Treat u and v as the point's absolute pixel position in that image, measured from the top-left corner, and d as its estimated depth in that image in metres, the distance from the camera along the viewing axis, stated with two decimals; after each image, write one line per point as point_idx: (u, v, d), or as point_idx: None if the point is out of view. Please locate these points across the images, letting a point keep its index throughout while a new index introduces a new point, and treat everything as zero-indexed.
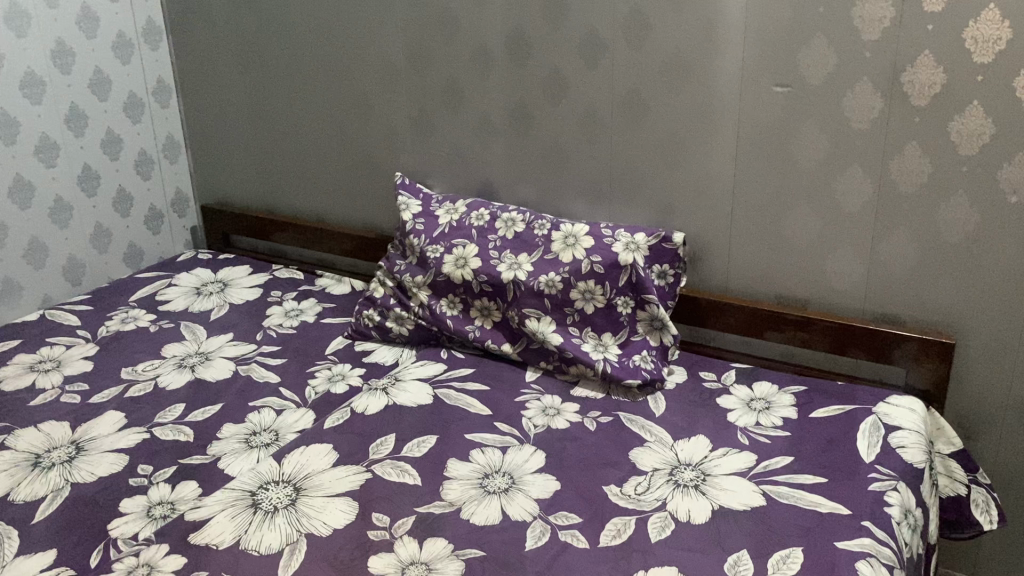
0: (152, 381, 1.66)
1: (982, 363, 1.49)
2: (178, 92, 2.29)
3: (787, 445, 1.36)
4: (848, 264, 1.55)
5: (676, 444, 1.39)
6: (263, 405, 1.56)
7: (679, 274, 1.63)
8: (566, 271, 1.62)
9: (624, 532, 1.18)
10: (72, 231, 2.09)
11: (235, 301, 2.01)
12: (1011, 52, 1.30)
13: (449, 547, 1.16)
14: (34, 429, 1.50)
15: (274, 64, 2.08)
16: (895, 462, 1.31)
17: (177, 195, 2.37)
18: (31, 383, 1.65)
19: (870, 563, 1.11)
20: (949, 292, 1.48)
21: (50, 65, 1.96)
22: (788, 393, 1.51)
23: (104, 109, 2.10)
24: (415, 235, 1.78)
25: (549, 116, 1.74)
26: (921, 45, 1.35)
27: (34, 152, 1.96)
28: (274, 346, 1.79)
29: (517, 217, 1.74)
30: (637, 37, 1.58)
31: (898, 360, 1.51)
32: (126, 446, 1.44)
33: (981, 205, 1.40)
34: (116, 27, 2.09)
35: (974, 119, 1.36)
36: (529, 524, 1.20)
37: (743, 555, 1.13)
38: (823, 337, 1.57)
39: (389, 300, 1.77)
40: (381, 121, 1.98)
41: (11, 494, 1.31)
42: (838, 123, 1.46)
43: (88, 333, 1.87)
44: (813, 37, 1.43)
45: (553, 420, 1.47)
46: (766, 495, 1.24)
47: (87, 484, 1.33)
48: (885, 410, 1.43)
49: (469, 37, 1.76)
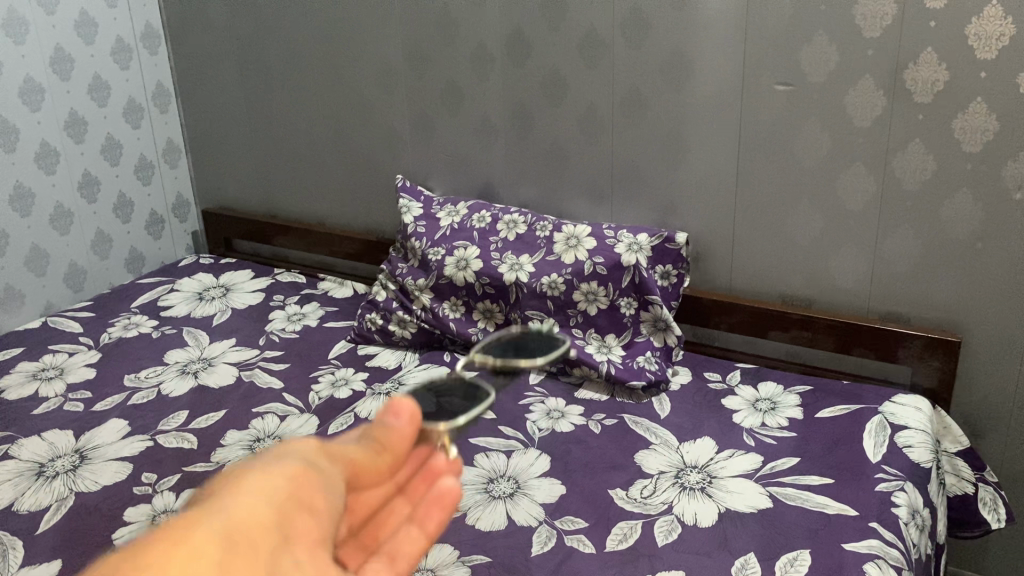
0: (155, 388, 1.65)
1: (987, 360, 1.48)
2: (177, 96, 2.29)
3: (793, 446, 1.36)
4: (852, 263, 1.54)
5: (681, 446, 1.38)
6: (266, 411, 1.56)
7: (682, 274, 1.64)
8: (568, 273, 1.61)
9: (630, 535, 1.18)
10: (73, 237, 2.09)
11: (237, 305, 2.01)
12: (1014, 47, 1.29)
13: (455, 553, 1.16)
14: (37, 438, 1.50)
15: (273, 66, 2.07)
16: (902, 461, 1.31)
17: (177, 199, 2.36)
18: (34, 392, 1.65)
19: (878, 565, 1.10)
20: (954, 289, 1.47)
21: (50, 71, 1.95)
22: (793, 393, 1.51)
23: (103, 115, 2.10)
24: (416, 237, 1.77)
25: (549, 116, 1.73)
26: (922, 42, 1.35)
27: (34, 159, 1.96)
28: (277, 351, 1.79)
29: (518, 219, 1.73)
30: (636, 36, 1.58)
31: (903, 359, 1.50)
32: (129, 454, 1.44)
33: (985, 201, 1.39)
34: (114, 32, 2.09)
35: (976, 115, 1.35)
36: (535, 529, 1.20)
37: (750, 558, 1.12)
38: (826, 336, 1.56)
39: (391, 303, 1.77)
40: (380, 123, 1.97)
41: (16, 504, 1.31)
42: (840, 120, 1.45)
43: (90, 340, 1.87)
44: (814, 35, 1.42)
45: (558, 422, 1.47)
46: (772, 497, 1.24)
47: (92, 494, 1.33)
48: (891, 409, 1.42)
49: (468, 38, 1.76)
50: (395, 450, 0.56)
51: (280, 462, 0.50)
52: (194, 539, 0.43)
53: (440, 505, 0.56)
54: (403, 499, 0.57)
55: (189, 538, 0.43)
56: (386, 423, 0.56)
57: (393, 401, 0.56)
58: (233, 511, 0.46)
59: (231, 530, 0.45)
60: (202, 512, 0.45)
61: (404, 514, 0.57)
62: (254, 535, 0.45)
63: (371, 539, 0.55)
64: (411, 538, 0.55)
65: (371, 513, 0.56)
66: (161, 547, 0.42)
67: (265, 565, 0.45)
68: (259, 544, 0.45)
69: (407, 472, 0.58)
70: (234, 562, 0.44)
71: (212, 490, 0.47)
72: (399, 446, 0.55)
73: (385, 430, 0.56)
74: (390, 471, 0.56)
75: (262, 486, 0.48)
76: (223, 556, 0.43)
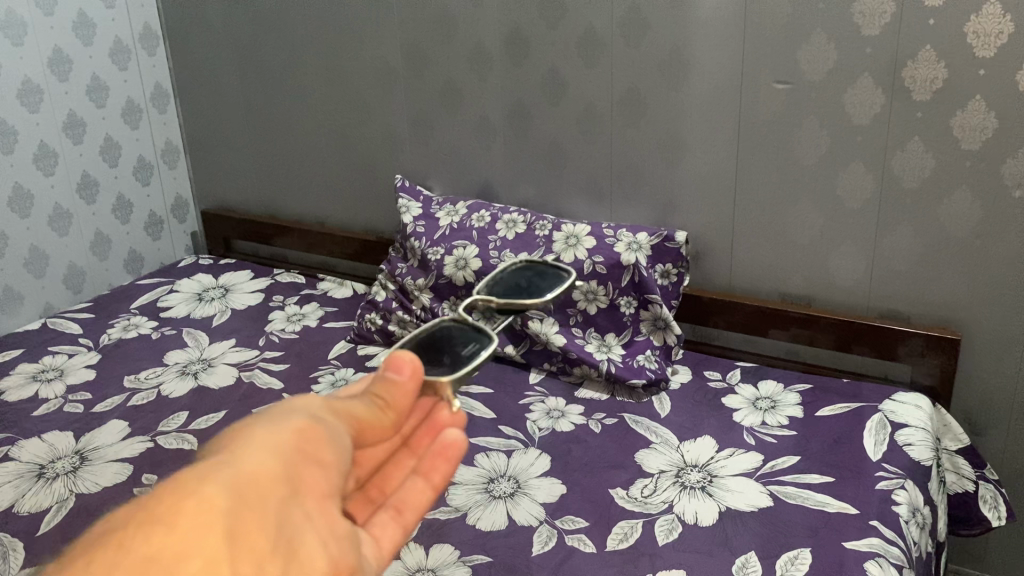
0: (155, 389, 1.65)
1: (987, 358, 1.49)
2: (176, 97, 2.29)
3: (794, 444, 1.36)
4: (851, 261, 1.54)
5: (682, 446, 1.38)
6: (266, 411, 1.56)
7: (681, 273, 1.64)
8: (567, 272, 1.61)
9: (631, 535, 1.18)
10: (72, 238, 2.09)
11: (237, 306, 2.01)
12: (1013, 45, 1.29)
13: (456, 553, 1.16)
14: (37, 439, 1.50)
15: (271, 67, 2.07)
16: (903, 459, 1.31)
17: (177, 200, 2.36)
18: (34, 393, 1.65)
19: (879, 564, 1.10)
20: (954, 287, 1.47)
21: (48, 72, 1.95)
22: (793, 392, 1.51)
23: (102, 116, 2.10)
24: (416, 237, 1.77)
25: (548, 116, 1.73)
26: (921, 40, 1.34)
27: (32, 160, 1.95)
28: (277, 352, 1.79)
29: (518, 218, 1.73)
30: (635, 35, 1.57)
31: (903, 357, 1.50)
32: (130, 455, 1.44)
33: (984, 198, 1.39)
34: (112, 33, 2.09)
35: (975, 113, 1.35)
36: (536, 529, 1.20)
37: (751, 557, 1.12)
38: (826, 335, 1.56)
39: (391, 303, 1.77)
40: (379, 122, 1.97)
41: (16, 506, 1.31)
42: (839, 119, 1.45)
43: (90, 341, 1.87)
44: (812, 34, 1.42)
45: (558, 422, 1.47)
46: (773, 496, 1.24)
47: (92, 495, 1.33)
48: (890, 407, 1.43)
49: (466, 38, 1.76)
50: (397, 405, 0.61)
51: (290, 417, 0.56)
52: (204, 491, 0.47)
53: (443, 458, 0.63)
54: (407, 453, 0.66)
55: (200, 488, 0.47)
56: (391, 379, 0.61)
57: (394, 357, 0.62)
58: (242, 463, 0.50)
59: (243, 481, 0.49)
60: (214, 466, 0.49)
61: (410, 466, 0.65)
62: (263, 485, 0.50)
63: (377, 490, 0.64)
64: (418, 487, 0.62)
65: (375, 470, 0.65)
66: (170, 503, 0.46)
67: (275, 512, 0.50)
68: (267, 495, 0.50)
69: (410, 427, 0.67)
70: (242, 508, 0.48)
71: (225, 445, 0.52)
72: (399, 400, 0.61)
73: (389, 386, 0.61)
74: (394, 426, 0.62)
75: (268, 442, 0.53)
76: (229, 506, 0.47)
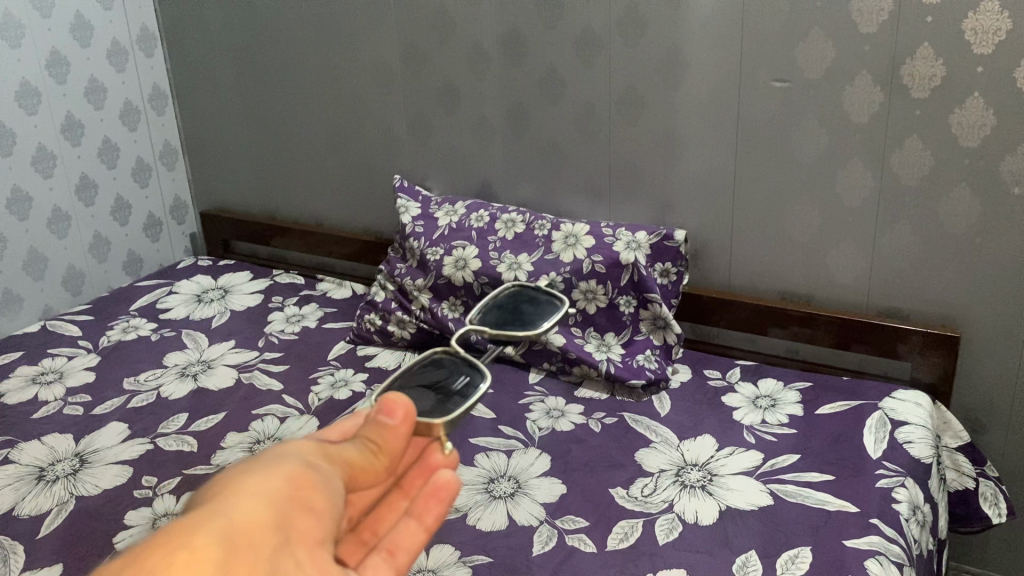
0: (155, 391, 1.65)
1: (987, 355, 1.48)
2: (174, 98, 2.29)
3: (794, 443, 1.36)
4: (850, 259, 1.54)
5: (682, 445, 1.38)
6: (266, 412, 1.56)
7: (680, 272, 1.63)
8: (567, 272, 1.61)
9: (631, 535, 1.18)
10: (71, 241, 2.09)
11: (236, 307, 2.01)
12: (1011, 42, 1.29)
13: (456, 554, 1.16)
14: (37, 442, 1.49)
15: (270, 67, 2.07)
16: (903, 457, 1.31)
17: (175, 201, 2.36)
18: (33, 396, 1.65)
19: (879, 562, 1.10)
20: (953, 284, 1.47)
21: (45, 75, 1.95)
22: (793, 390, 1.51)
23: (100, 117, 2.10)
24: (415, 237, 1.77)
25: (546, 116, 1.73)
26: (919, 37, 1.34)
27: (31, 162, 1.95)
28: (276, 353, 1.79)
29: (517, 218, 1.73)
30: (632, 34, 1.57)
31: (903, 355, 1.50)
32: (129, 457, 1.44)
33: (983, 196, 1.39)
34: (110, 35, 2.08)
35: (974, 110, 1.34)
36: (536, 528, 1.20)
37: (751, 556, 1.12)
38: (826, 333, 1.56)
39: (390, 303, 1.77)
40: (378, 123, 1.97)
41: (16, 509, 1.31)
42: (838, 117, 1.45)
43: (89, 344, 1.87)
44: (811, 32, 1.42)
45: (558, 421, 1.47)
46: (773, 495, 1.24)
47: (92, 498, 1.33)
48: (891, 405, 1.42)
49: (464, 37, 1.76)
50: (389, 448, 0.60)
51: (283, 463, 0.56)
52: (197, 542, 0.48)
53: (438, 499, 0.62)
54: (400, 494, 0.66)
55: (193, 538, 0.48)
56: (384, 421, 0.59)
57: (387, 399, 0.60)
58: (232, 512, 0.51)
59: (233, 531, 0.50)
60: (208, 515, 0.50)
61: (403, 507, 0.65)
62: (255, 534, 0.50)
63: (371, 531, 0.64)
64: (412, 530, 0.61)
65: (368, 511, 0.65)
66: (160, 552, 0.46)
67: (266, 563, 0.49)
68: (259, 544, 0.50)
69: (404, 467, 0.68)
70: (234, 558, 0.48)
71: (215, 494, 0.52)
72: (391, 445, 0.60)
73: (380, 430, 0.60)
74: (387, 468, 0.61)
75: (260, 489, 0.53)
76: (221, 558, 0.48)
